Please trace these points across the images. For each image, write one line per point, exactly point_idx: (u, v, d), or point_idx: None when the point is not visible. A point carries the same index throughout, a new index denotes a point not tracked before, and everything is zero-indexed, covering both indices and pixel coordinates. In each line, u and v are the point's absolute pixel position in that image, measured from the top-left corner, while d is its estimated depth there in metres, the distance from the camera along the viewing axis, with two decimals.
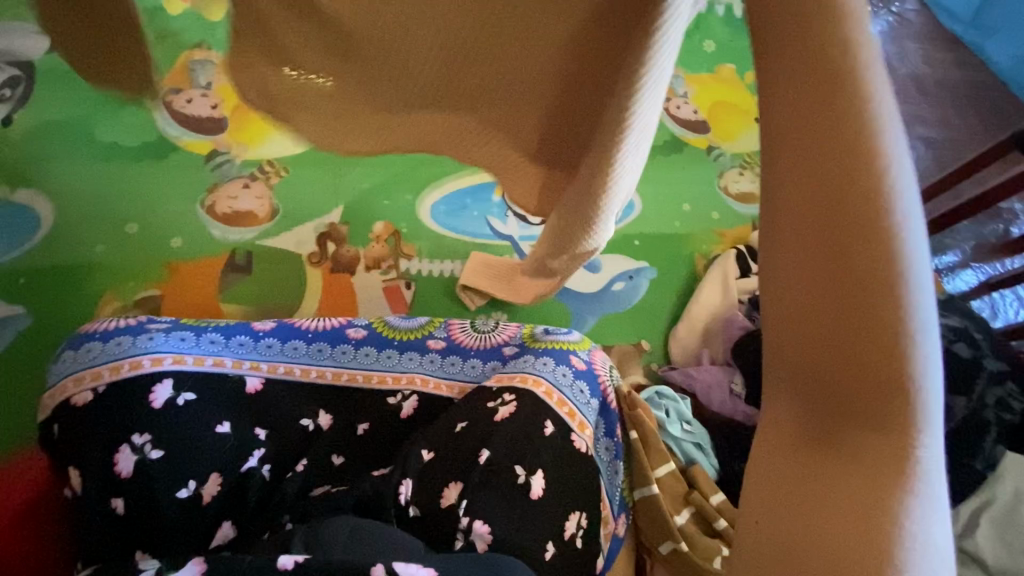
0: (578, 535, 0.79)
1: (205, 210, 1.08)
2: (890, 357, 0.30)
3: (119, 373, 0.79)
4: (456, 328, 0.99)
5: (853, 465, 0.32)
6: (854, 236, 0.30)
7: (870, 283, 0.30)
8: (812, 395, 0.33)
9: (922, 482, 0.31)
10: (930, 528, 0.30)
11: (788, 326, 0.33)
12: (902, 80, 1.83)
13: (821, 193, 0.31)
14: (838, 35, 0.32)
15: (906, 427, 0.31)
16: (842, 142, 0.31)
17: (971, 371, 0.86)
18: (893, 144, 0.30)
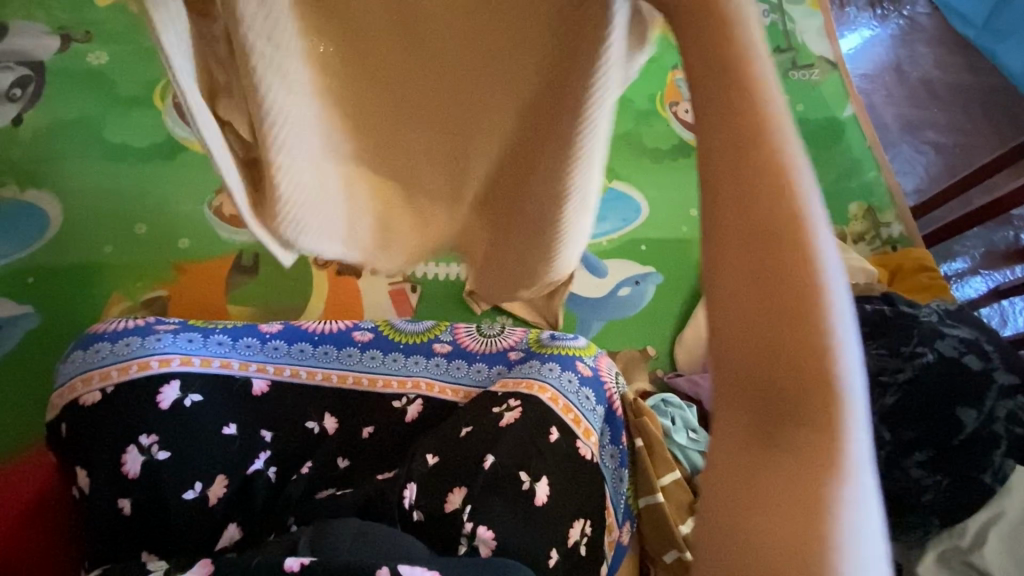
0: (582, 543, 0.79)
1: (212, 211, 1.08)
2: (818, 347, 0.28)
3: (127, 373, 0.79)
4: (462, 332, 1.00)
5: (789, 473, 0.28)
6: (774, 219, 0.29)
7: (788, 264, 0.28)
8: (739, 401, 0.30)
9: (859, 480, 0.28)
10: (869, 529, 0.27)
11: (722, 316, 0.29)
12: (913, 84, 1.81)
13: (739, 183, 0.30)
14: (735, 31, 0.31)
15: (836, 420, 0.28)
16: (755, 135, 0.30)
17: (982, 384, 0.85)
18: (795, 140, 0.30)
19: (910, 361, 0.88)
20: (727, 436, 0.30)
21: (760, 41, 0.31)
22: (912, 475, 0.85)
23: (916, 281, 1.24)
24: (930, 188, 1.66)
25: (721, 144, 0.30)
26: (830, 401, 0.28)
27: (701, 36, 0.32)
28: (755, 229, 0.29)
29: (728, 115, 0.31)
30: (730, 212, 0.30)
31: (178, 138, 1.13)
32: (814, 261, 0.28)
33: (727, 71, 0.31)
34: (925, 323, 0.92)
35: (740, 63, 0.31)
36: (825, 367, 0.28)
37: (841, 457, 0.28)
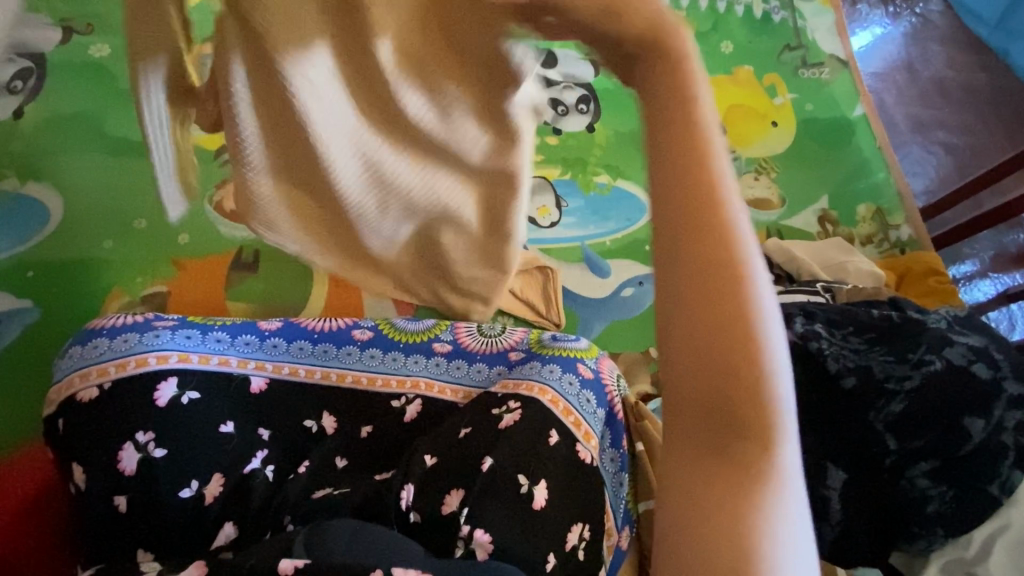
0: (580, 548, 0.77)
1: (213, 207, 1.08)
2: (755, 387, 0.39)
3: (125, 370, 0.79)
4: (462, 331, 0.99)
5: (733, 471, 0.40)
6: (729, 293, 0.39)
7: (739, 327, 0.38)
8: (697, 422, 0.40)
9: (783, 478, 0.40)
10: (788, 510, 0.40)
11: (687, 366, 0.40)
12: (925, 83, 1.79)
13: (698, 262, 0.39)
14: (693, 130, 0.41)
15: (769, 437, 0.40)
16: (711, 223, 0.40)
17: (990, 394, 0.83)
18: (742, 225, 0.40)
19: (917, 369, 0.86)
20: (686, 444, 0.41)
21: (713, 145, 0.41)
22: (916, 485, 0.84)
23: (923, 285, 1.22)
24: (940, 189, 1.64)
25: (684, 230, 0.40)
26: (766, 423, 0.40)
27: (670, 142, 0.41)
28: (712, 300, 0.39)
29: (691, 206, 0.40)
30: (690, 285, 0.39)
31: None
32: (756, 325, 0.39)
33: (688, 173, 0.40)
34: (933, 330, 0.90)
35: (701, 167, 0.40)
36: (760, 399, 0.39)
37: (769, 460, 0.40)
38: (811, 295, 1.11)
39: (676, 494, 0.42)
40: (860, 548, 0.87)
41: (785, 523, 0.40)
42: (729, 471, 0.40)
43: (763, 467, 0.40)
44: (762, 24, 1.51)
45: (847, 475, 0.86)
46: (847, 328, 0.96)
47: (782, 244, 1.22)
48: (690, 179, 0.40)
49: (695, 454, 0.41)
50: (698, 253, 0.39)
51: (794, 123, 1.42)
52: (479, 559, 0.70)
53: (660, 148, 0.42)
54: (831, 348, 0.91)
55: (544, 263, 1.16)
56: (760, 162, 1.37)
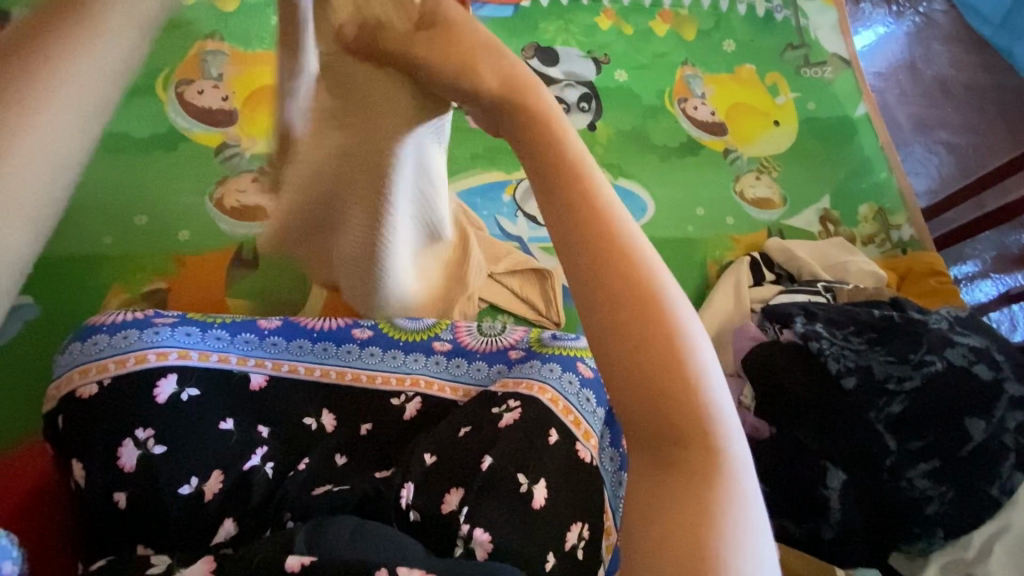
0: (579, 547, 0.77)
1: (213, 204, 1.08)
2: (687, 390, 0.38)
3: (125, 366, 0.79)
4: (462, 329, 0.99)
5: (690, 479, 0.39)
6: (644, 299, 0.39)
7: (661, 331, 0.38)
8: (642, 437, 0.40)
9: (737, 479, 0.39)
10: (751, 511, 0.39)
11: (621, 375, 0.39)
12: (928, 83, 1.78)
13: (602, 277, 0.39)
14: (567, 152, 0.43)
15: (714, 437, 0.39)
16: (607, 238, 0.40)
17: (990, 395, 0.83)
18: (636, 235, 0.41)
19: (918, 370, 0.86)
20: (642, 461, 0.40)
21: (583, 165, 0.42)
22: (916, 485, 0.83)
23: (925, 285, 1.22)
24: (943, 190, 1.63)
25: (580, 248, 0.40)
26: (707, 424, 0.39)
27: (549, 169, 0.42)
28: (628, 309, 0.39)
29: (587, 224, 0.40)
30: (605, 300, 0.39)
31: (179, 129, 1.11)
32: (678, 326, 0.39)
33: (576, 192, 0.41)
34: (935, 330, 0.90)
35: (584, 186, 0.41)
36: (694, 402, 0.38)
37: (720, 461, 0.39)
38: (812, 294, 1.11)
39: (637, 515, 0.40)
40: (860, 550, 0.86)
41: (751, 528, 0.38)
42: (686, 480, 0.38)
43: (716, 469, 0.39)
44: (764, 22, 1.51)
45: (846, 474, 0.86)
46: (848, 328, 0.94)
47: (784, 244, 1.22)
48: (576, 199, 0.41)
49: (649, 471, 0.40)
50: (602, 266, 0.39)
51: (796, 122, 1.42)
52: (479, 559, 0.70)
53: (540, 181, 0.42)
54: (832, 347, 0.91)
55: (540, 265, 1.15)
56: (762, 161, 1.36)
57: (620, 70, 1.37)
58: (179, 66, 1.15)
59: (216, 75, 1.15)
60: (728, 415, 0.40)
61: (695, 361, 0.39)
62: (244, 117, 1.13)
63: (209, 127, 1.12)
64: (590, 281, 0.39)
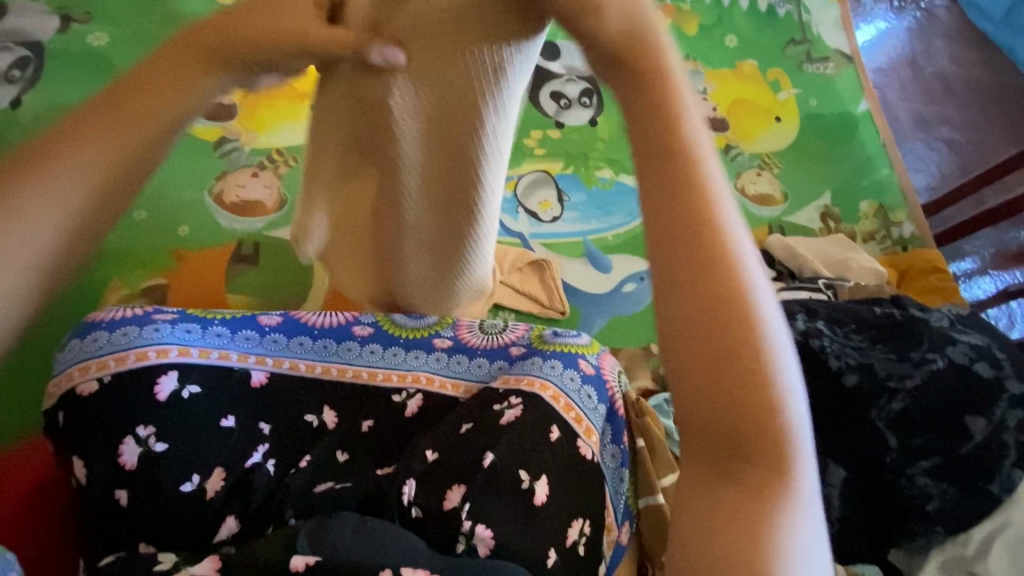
0: (581, 543, 0.78)
1: (213, 199, 1.07)
2: (763, 392, 0.36)
3: (125, 363, 0.79)
4: (464, 328, 0.99)
5: (744, 495, 0.37)
6: (728, 295, 0.37)
7: (742, 333, 0.36)
8: (703, 444, 0.38)
9: (796, 499, 0.38)
10: (804, 531, 0.38)
11: (692, 375, 0.37)
12: (929, 79, 1.78)
13: (690, 266, 0.37)
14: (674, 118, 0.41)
15: (782, 452, 0.37)
16: (699, 217, 0.38)
17: (990, 392, 0.83)
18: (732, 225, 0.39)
19: (920, 368, 0.86)
20: (696, 466, 0.39)
21: (695, 139, 0.40)
22: (917, 483, 0.84)
23: (924, 282, 1.22)
24: (942, 186, 1.63)
25: (666, 225, 0.38)
26: (775, 439, 0.37)
27: (655, 139, 0.40)
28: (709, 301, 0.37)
29: (679, 199, 0.38)
30: (689, 292, 0.37)
31: None
32: (761, 331, 0.37)
33: (672, 161, 0.39)
34: (935, 328, 0.90)
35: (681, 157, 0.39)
36: (764, 413, 0.36)
37: (782, 476, 0.38)
38: (813, 292, 1.11)
39: (683, 521, 0.39)
40: (859, 545, 0.87)
41: (803, 547, 0.37)
42: (743, 492, 0.37)
43: (776, 491, 0.37)
44: (767, 18, 1.50)
45: (847, 472, 0.86)
46: (849, 326, 0.95)
47: (785, 240, 1.22)
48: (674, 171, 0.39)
49: (701, 477, 0.39)
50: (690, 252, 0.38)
51: (798, 119, 1.42)
52: (480, 556, 0.70)
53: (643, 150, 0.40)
54: (833, 345, 0.91)
55: (539, 257, 1.15)
56: (763, 158, 1.36)
57: None
58: None
59: None
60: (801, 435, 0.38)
61: (775, 369, 0.37)
62: (244, 112, 1.13)
63: (209, 121, 1.11)
64: (673, 264, 0.38)
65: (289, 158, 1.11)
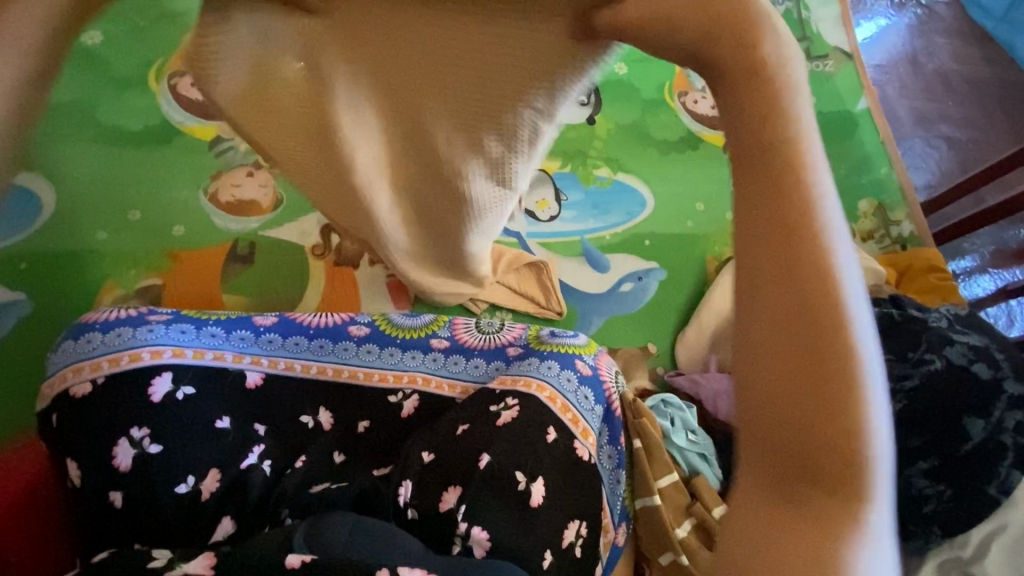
0: (577, 544, 0.78)
1: (208, 199, 1.06)
2: (848, 429, 0.31)
3: (119, 365, 0.78)
4: (460, 328, 0.98)
5: (807, 524, 0.33)
6: (817, 310, 0.31)
7: (829, 356, 0.31)
8: (768, 471, 0.33)
9: (869, 540, 0.33)
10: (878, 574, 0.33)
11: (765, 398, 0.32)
12: (930, 76, 1.77)
13: (774, 276, 0.32)
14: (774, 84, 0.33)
15: (863, 491, 0.32)
16: (792, 198, 0.32)
17: (990, 393, 0.82)
18: (830, 225, 0.32)
19: (917, 368, 0.86)
20: (758, 497, 0.34)
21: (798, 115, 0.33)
22: (914, 484, 0.83)
23: (923, 282, 1.22)
24: (942, 184, 1.63)
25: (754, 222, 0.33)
26: (857, 475, 0.32)
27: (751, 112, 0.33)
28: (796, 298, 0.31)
29: (771, 172, 0.32)
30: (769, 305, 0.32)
31: (172, 121, 1.09)
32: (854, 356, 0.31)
33: (769, 127, 0.33)
34: (934, 329, 0.89)
35: (781, 120, 0.32)
36: (848, 435, 0.31)
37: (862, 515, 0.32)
38: None
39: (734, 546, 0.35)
40: None
41: None
42: (810, 525, 0.33)
43: (846, 527, 0.32)
44: None
45: None
46: None
47: None
48: (772, 163, 0.32)
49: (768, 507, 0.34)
50: (777, 254, 0.32)
51: None
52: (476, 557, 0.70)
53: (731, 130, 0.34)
54: None
55: (536, 258, 1.14)
56: None
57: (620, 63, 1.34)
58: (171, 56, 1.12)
59: None
60: (883, 466, 0.32)
61: (867, 404, 0.31)
62: None
63: (203, 119, 1.10)
64: (755, 250, 0.32)
65: None
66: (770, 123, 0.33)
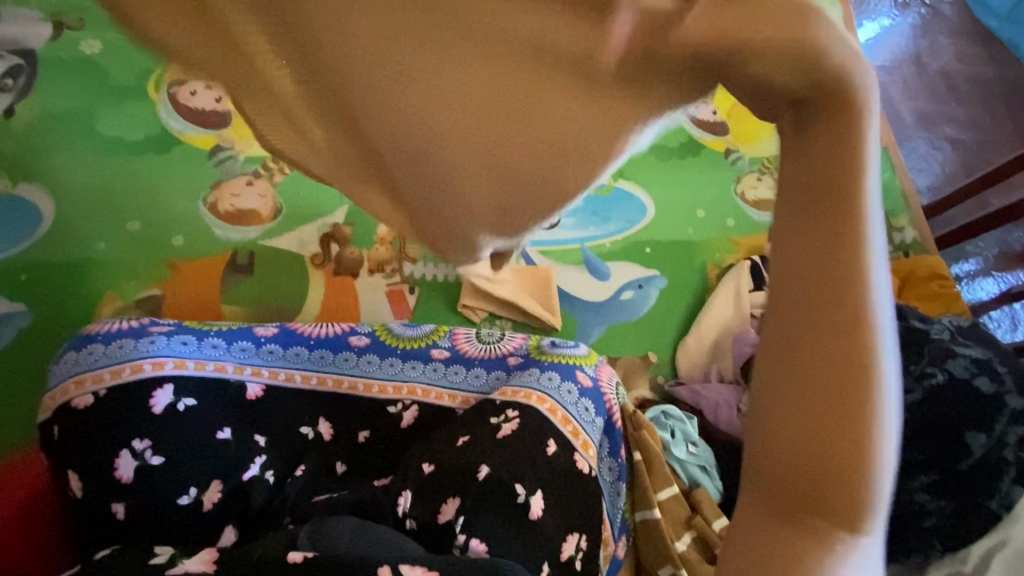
0: (577, 558, 0.77)
1: (207, 208, 1.06)
2: (860, 486, 0.29)
3: (121, 377, 0.77)
4: (461, 337, 0.98)
5: (803, 574, 0.31)
6: (846, 363, 0.29)
7: (853, 416, 0.29)
8: (773, 508, 0.31)
9: None
10: None
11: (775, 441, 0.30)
12: (934, 77, 1.76)
13: (812, 316, 0.29)
14: (840, 107, 0.28)
15: (861, 548, 0.31)
16: (841, 242, 0.29)
17: (992, 408, 0.81)
18: (878, 277, 0.29)
19: (919, 382, 0.84)
20: (756, 529, 0.32)
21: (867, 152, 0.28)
22: (916, 499, 0.82)
23: (926, 289, 1.21)
24: (945, 186, 1.61)
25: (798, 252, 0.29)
26: (862, 531, 0.30)
27: (813, 137, 0.29)
28: (830, 369, 0.29)
29: (818, 220, 0.29)
30: (795, 346, 0.30)
31: (171, 131, 1.09)
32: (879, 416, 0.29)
33: (826, 150, 0.29)
34: (936, 341, 0.88)
35: (846, 164, 0.28)
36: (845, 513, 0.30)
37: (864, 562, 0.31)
38: None
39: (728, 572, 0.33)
40: None
41: None
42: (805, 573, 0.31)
43: None
44: None
45: None
46: None
47: None
48: (823, 195, 0.29)
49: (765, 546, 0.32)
50: (814, 295, 0.29)
51: None
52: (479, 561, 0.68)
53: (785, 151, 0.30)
54: None
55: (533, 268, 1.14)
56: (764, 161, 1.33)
57: None
58: None
59: None
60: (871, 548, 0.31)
61: (881, 466, 0.30)
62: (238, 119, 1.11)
63: (202, 128, 1.10)
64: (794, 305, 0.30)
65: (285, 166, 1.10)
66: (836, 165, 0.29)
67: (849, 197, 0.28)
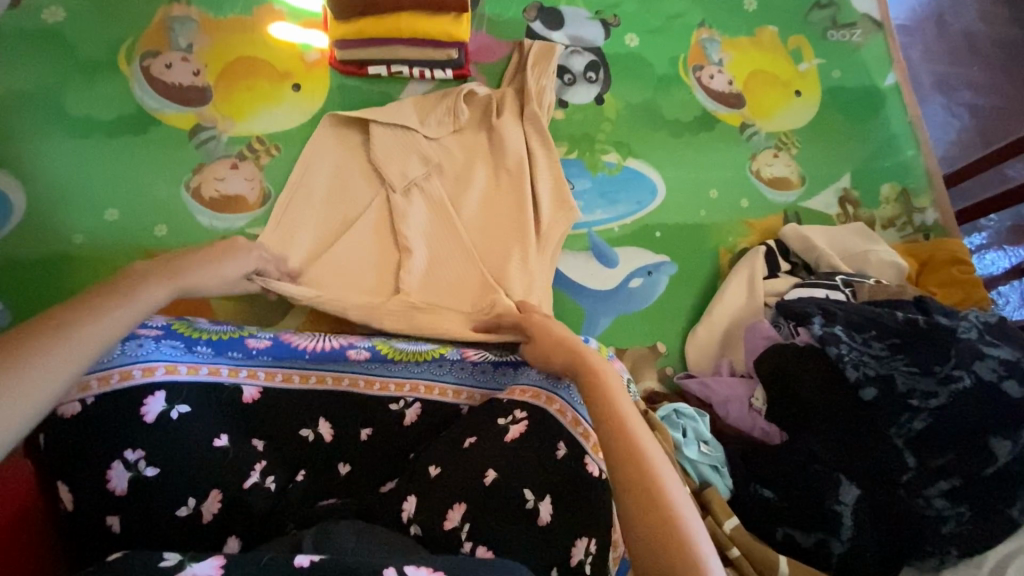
0: (586, 562, 0.72)
1: (190, 194, 0.99)
2: None
3: (108, 384, 0.69)
4: (471, 351, 0.90)
5: None
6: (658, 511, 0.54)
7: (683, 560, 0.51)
8: None
9: None
10: None
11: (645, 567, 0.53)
12: (954, 38, 1.66)
13: (638, 489, 0.56)
14: (598, 387, 0.67)
15: None
16: (626, 440, 0.60)
17: (1021, 414, 0.77)
18: (663, 466, 0.58)
19: (944, 386, 0.79)
20: None
21: (628, 411, 0.64)
22: (933, 504, 0.78)
23: (945, 274, 1.15)
24: (965, 156, 1.54)
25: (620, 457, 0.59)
26: None
27: (598, 399, 0.65)
28: None
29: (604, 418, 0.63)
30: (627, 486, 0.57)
31: (148, 109, 1.01)
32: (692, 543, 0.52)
33: (601, 406, 0.65)
34: (963, 341, 0.82)
35: (633, 438, 0.60)
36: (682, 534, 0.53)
37: None
38: (831, 290, 1.03)
39: None
40: (867, 564, 0.80)
41: None
42: None
43: None
44: None
45: (860, 490, 0.80)
46: (868, 331, 0.88)
47: (801, 230, 1.13)
48: (614, 428, 0.62)
49: None
50: (625, 467, 0.58)
51: (818, 92, 1.30)
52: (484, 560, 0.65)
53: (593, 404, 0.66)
54: (852, 353, 0.85)
55: (559, 240, 1.05)
56: (781, 137, 1.26)
57: (631, 34, 1.25)
58: (144, 36, 1.04)
59: (185, 46, 1.05)
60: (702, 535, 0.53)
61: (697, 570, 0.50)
62: (219, 96, 1.04)
63: (181, 106, 1.02)
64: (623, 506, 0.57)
65: (271, 147, 1.04)
66: (627, 453, 0.59)
67: (627, 430, 0.61)
